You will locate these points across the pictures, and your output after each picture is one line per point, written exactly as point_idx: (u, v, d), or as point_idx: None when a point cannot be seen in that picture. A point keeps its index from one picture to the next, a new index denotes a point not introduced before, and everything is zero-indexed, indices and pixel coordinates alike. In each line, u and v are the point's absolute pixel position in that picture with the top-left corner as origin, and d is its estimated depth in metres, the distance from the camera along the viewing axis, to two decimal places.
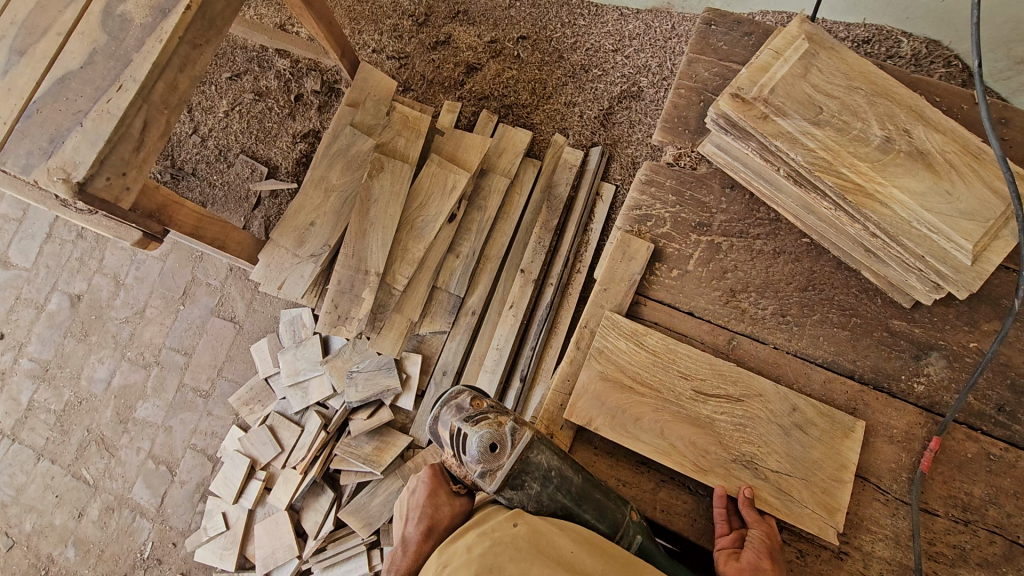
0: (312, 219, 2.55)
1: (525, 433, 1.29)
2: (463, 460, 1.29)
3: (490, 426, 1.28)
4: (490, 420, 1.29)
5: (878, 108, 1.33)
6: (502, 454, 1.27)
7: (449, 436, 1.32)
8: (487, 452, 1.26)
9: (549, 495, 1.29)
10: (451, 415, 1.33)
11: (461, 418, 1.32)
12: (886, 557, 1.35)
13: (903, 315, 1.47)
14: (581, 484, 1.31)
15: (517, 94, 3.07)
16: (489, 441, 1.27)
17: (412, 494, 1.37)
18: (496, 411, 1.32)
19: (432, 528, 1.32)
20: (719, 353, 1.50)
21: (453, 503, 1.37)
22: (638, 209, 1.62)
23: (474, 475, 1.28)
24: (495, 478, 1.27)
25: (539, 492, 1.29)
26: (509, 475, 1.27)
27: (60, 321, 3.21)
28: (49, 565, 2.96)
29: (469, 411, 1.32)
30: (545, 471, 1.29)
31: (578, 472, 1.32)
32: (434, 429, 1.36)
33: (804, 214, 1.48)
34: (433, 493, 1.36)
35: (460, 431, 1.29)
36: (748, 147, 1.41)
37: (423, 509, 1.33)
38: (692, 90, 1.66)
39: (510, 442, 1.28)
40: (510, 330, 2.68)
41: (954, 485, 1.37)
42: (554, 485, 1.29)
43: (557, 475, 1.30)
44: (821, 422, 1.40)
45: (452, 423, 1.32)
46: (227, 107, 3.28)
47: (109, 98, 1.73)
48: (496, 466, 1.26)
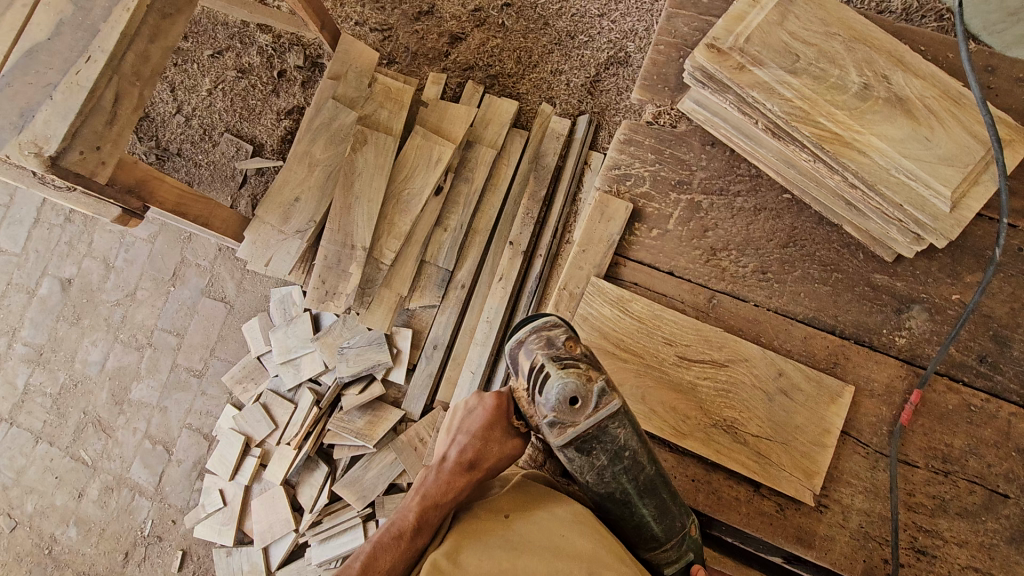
0: (297, 193, 2.54)
1: (614, 400, 1.11)
2: (535, 399, 1.12)
3: (578, 377, 1.09)
4: (581, 369, 1.10)
5: (856, 54, 1.29)
6: (582, 411, 1.09)
7: (529, 369, 1.13)
8: (566, 405, 1.08)
9: (613, 473, 1.16)
10: (539, 348, 1.13)
11: (549, 355, 1.12)
12: (865, 509, 1.36)
13: (885, 270, 1.45)
14: (652, 474, 1.19)
15: (502, 64, 3.02)
16: (572, 393, 1.08)
17: (470, 414, 1.23)
18: (589, 361, 1.13)
19: (474, 463, 1.19)
20: (700, 312, 1.49)
21: (504, 445, 1.23)
22: (617, 169, 1.59)
23: (543, 421, 1.12)
24: (564, 434, 1.10)
25: (604, 466, 1.14)
26: (581, 437, 1.09)
27: (52, 305, 3.21)
28: (52, 545, 3.00)
29: (560, 350, 1.12)
30: (618, 447, 1.13)
31: (653, 464, 1.19)
32: (513, 352, 1.16)
33: (784, 168, 1.45)
34: (489, 427, 1.22)
35: (544, 369, 1.10)
36: (725, 100, 1.38)
37: (474, 438, 1.20)
38: (671, 46, 1.62)
39: (596, 402, 1.09)
40: (500, 302, 2.67)
41: (934, 436, 1.36)
42: (622, 466, 1.15)
43: (630, 457, 1.15)
44: (807, 387, 1.39)
45: (536, 356, 1.12)
46: (209, 86, 3.23)
47: (78, 70, 1.70)
48: (571, 421, 1.09)
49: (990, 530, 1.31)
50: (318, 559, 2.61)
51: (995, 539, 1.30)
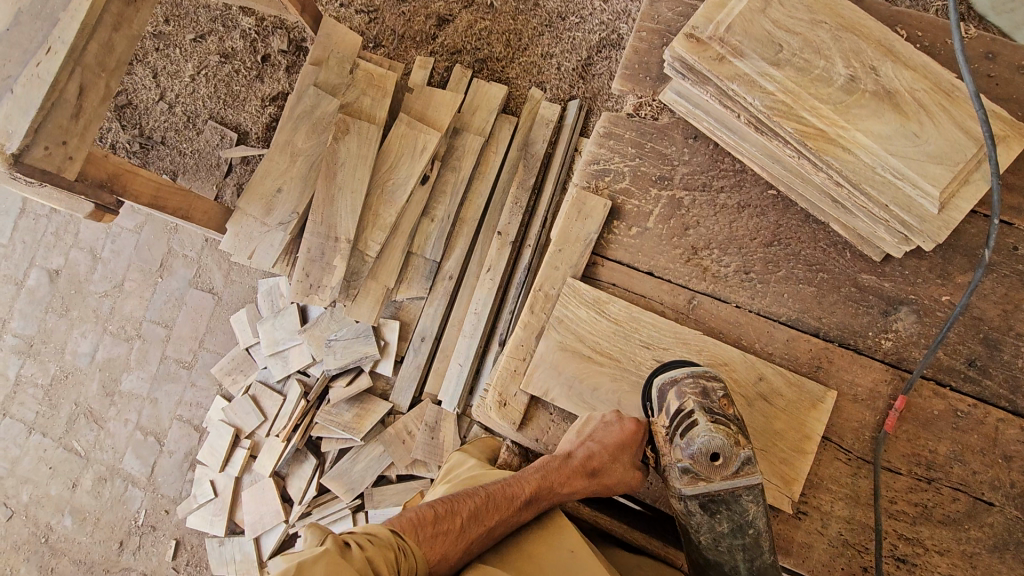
0: (280, 184, 2.49)
1: (753, 471, 1.26)
2: (675, 440, 1.28)
3: (729, 439, 1.24)
4: (730, 432, 1.25)
5: (843, 44, 1.21)
6: (720, 470, 1.25)
7: (682, 414, 1.27)
8: (705, 458, 1.25)
9: (730, 544, 1.28)
10: (696, 397, 1.27)
11: (706, 408, 1.26)
12: (845, 517, 1.32)
13: (872, 269, 1.39)
14: (768, 563, 1.27)
15: (491, 47, 2.92)
16: (716, 450, 1.24)
17: (608, 429, 1.32)
18: (739, 425, 1.27)
19: (596, 472, 1.31)
20: (679, 314, 1.44)
21: (627, 470, 1.32)
22: (596, 164, 1.53)
23: (677, 464, 1.28)
24: (693, 483, 1.27)
25: (724, 533, 1.28)
26: (710, 491, 1.26)
27: (41, 296, 3.20)
28: (48, 533, 3.05)
29: (715, 404, 1.26)
30: (744, 521, 1.26)
31: (771, 553, 1.29)
32: (666, 389, 1.31)
33: (769, 163, 1.39)
34: (621, 448, 1.30)
35: (698, 420, 1.25)
36: (706, 92, 1.32)
37: (605, 452, 1.29)
38: (654, 33, 1.54)
39: (736, 466, 1.25)
40: (487, 293, 2.63)
41: (918, 443, 1.32)
42: (742, 541, 1.27)
43: (751, 535, 1.27)
44: (788, 392, 1.34)
45: (690, 404, 1.26)
46: (192, 72, 3.14)
47: (39, 62, 1.65)
48: (705, 475, 1.26)
49: (973, 539, 1.27)
50: None
51: (977, 548, 1.27)
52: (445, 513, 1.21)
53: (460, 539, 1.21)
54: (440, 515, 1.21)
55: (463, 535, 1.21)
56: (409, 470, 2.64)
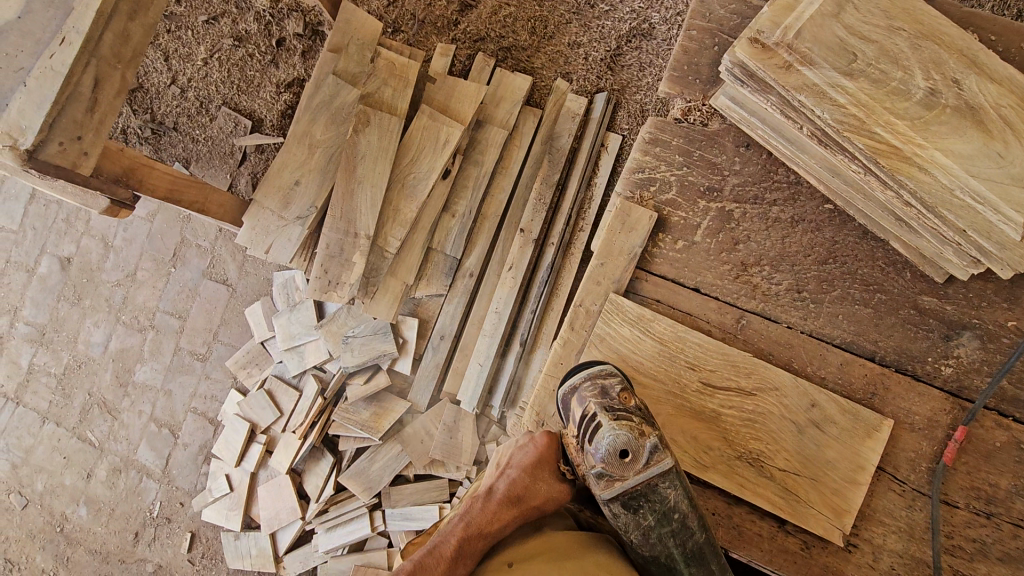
0: (297, 177, 2.41)
1: (666, 459, 1.13)
2: (584, 448, 1.17)
3: (631, 431, 1.13)
4: (633, 423, 1.14)
5: (923, 53, 1.12)
6: (631, 467, 1.12)
7: (582, 417, 1.17)
8: (615, 458, 1.12)
9: (660, 535, 1.17)
10: (592, 396, 1.18)
11: (602, 405, 1.16)
12: (897, 550, 1.28)
13: (934, 291, 1.32)
14: (701, 540, 1.18)
15: (516, 35, 2.80)
16: (622, 446, 1.12)
17: (519, 452, 1.28)
18: (641, 415, 1.16)
19: (520, 499, 1.23)
20: (727, 334, 1.37)
21: (551, 488, 1.24)
22: (641, 172, 1.45)
23: (590, 471, 1.16)
24: (611, 487, 1.14)
25: (651, 526, 1.16)
26: (629, 491, 1.13)
27: (52, 284, 3.15)
28: (64, 522, 3.05)
29: (613, 401, 1.17)
30: (667, 509, 1.15)
31: (703, 529, 1.19)
32: (567, 397, 1.22)
33: (828, 177, 1.30)
34: (537, 466, 1.24)
35: (596, 418, 1.15)
36: (767, 101, 1.23)
37: (521, 474, 1.23)
38: (705, 32, 1.44)
39: (646, 458, 1.12)
40: (509, 292, 2.55)
41: (978, 476, 1.27)
42: (670, 529, 1.16)
43: (678, 520, 1.16)
44: (841, 420, 1.29)
45: (588, 406, 1.17)
46: (205, 55, 3.03)
47: (53, 53, 1.57)
48: (620, 476, 1.13)
49: None
50: (325, 546, 2.69)
51: None
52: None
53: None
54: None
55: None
56: (428, 470, 2.63)
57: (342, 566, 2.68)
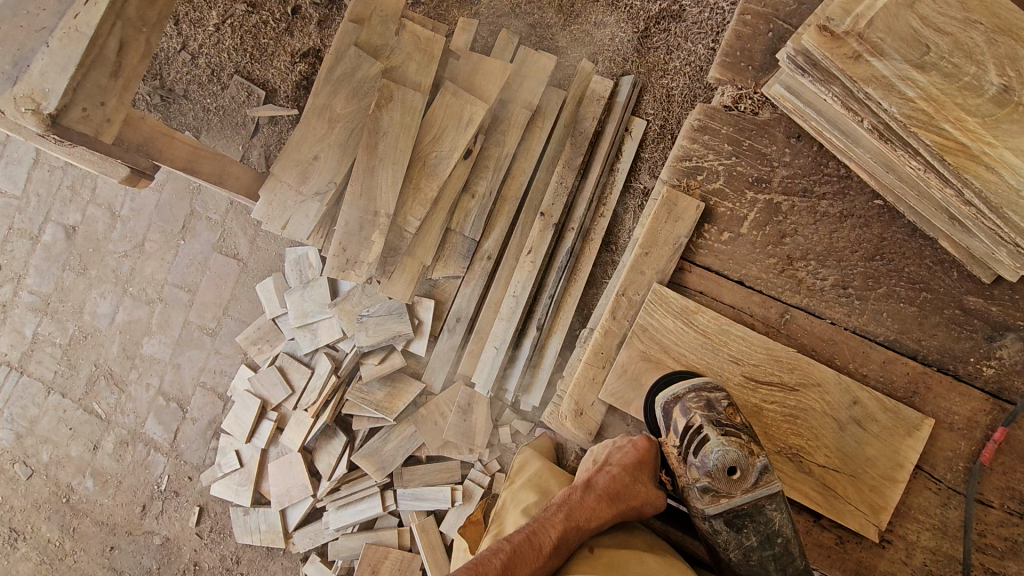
0: (316, 152, 2.35)
1: (773, 479, 1.20)
2: (689, 460, 1.24)
3: (741, 449, 1.20)
4: (742, 442, 1.21)
5: (998, 48, 1.08)
6: (739, 484, 1.19)
7: (688, 431, 1.24)
8: (723, 474, 1.19)
9: (761, 556, 1.21)
10: (700, 410, 1.24)
11: (711, 421, 1.23)
12: (930, 547, 1.30)
13: (980, 292, 1.30)
14: (801, 568, 1.20)
15: (543, 12, 2.73)
16: (732, 463, 1.19)
17: (619, 450, 1.30)
18: (749, 434, 1.23)
19: (618, 496, 1.25)
20: (770, 328, 1.37)
21: (650, 491, 1.28)
22: (688, 160, 1.43)
23: (694, 484, 1.23)
24: (716, 503, 1.21)
25: (753, 547, 1.21)
26: (735, 507, 1.20)
27: (57, 253, 3.09)
28: (69, 494, 3.05)
29: (720, 415, 1.23)
30: (771, 531, 1.20)
31: (803, 557, 1.22)
32: (669, 406, 1.28)
33: (880, 171, 1.28)
34: (638, 467, 1.28)
35: (705, 433, 1.22)
36: (829, 92, 1.20)
37: (622, 472, 1.26)
38: (759, 17, 1.40)
39: (755, 478, 1.19)
40: (527, 276, 2.52)
41: (1014, 477, 1.27)
42: (772, 551, 1.20)
43: (780, 544, 1.20)
44: (883, 417, 1.28)
45: (695, 418, 1.23)
46: (217, 20, 2.93)
47: (77, 13, 1.49)
48: (726, 492, 1.20)
49: None
50: (336, 524, 2.70)
51: None
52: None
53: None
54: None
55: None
56: (440, 452, 2.63)
57: (353, 543, 2.70)
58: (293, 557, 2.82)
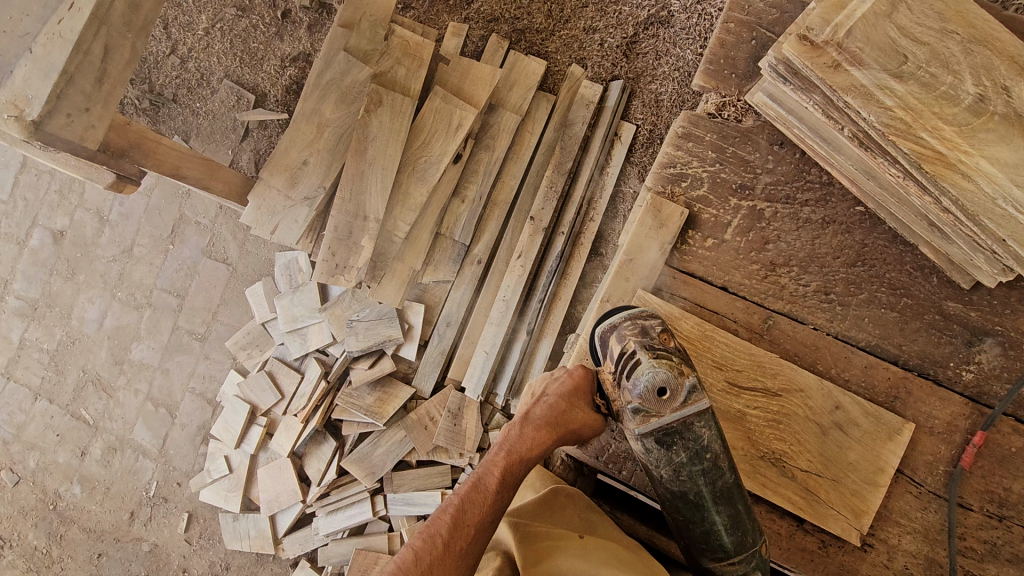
0: (305, 156, 2.35)
1: (702, 398, 1.14)
2: (621, 383, 1.16)
3: (670, 369, 1.12)
4: (673, 363, 1.13)
5: (975, 58, 1.10)
6: (669, 404, 1.12)
7: (620, 355, 1.16)
8: (653, 394, 1.12)
9: (690, 471, 1.15)
10: (632, 334, 1.17)
11: (642, 343, 1.15)
12: (912, 551, 1.31)
13: (960, 298, 1.31)
14: (730, 482, 1.17)
15: (532, 17, 2.74)
16: (662, 384, 1.12)
17: (554, 381, 1.26)
18: (680, 356, 1.16)
19: (558, 424, 1.22)
20: (753, 333, 1.38)
21: (588, 416, 1.26)
22: (673, 168, 1.45)
23: (626, 407, 1.15)
24: (646, 422, 1.14)
25: (683, 463, 1.15)
26: (665, 427, 1.13)
27: (45, 258, 3.07)
28: (57, 500, 3.03)
29: (653, 340, 1.16)
30: (700, 447, 1.14)
31: (731, 471, 1.18)
32: (606, 335, 1.21)
33: (862, 178, 1.29)
34: (574, 394, 1.25)
35: (636, 356, 1.14)
36: (810, 100, 1.21)
37: (559, 400, 1.23)
38: (742, 25, 1.41)
39: (683, 397, 1.12)
40: (517, 280, 2.52)
41: (993, 480, 1.28)
42: (701, 467, 1.15)
43: (710, 459, 1.15)
44: (864, 422, 1.30)
45: (628, 343, 1.15)
46: (206, 24, 2.93)
47: (62, 18, 1.49)
48: (656, 411, 1.13)
49: None
50: (326, 529, 2.69)
51: None
52: (423, 542, 1.02)
53: (450, 563, 1.03)
54: (418, 550, 1.02)
55: (451, 556, 1.03)
56: (430, 457, 2.62)
57: (342, 549, 2.69)
58: (283, 563, 2.81)
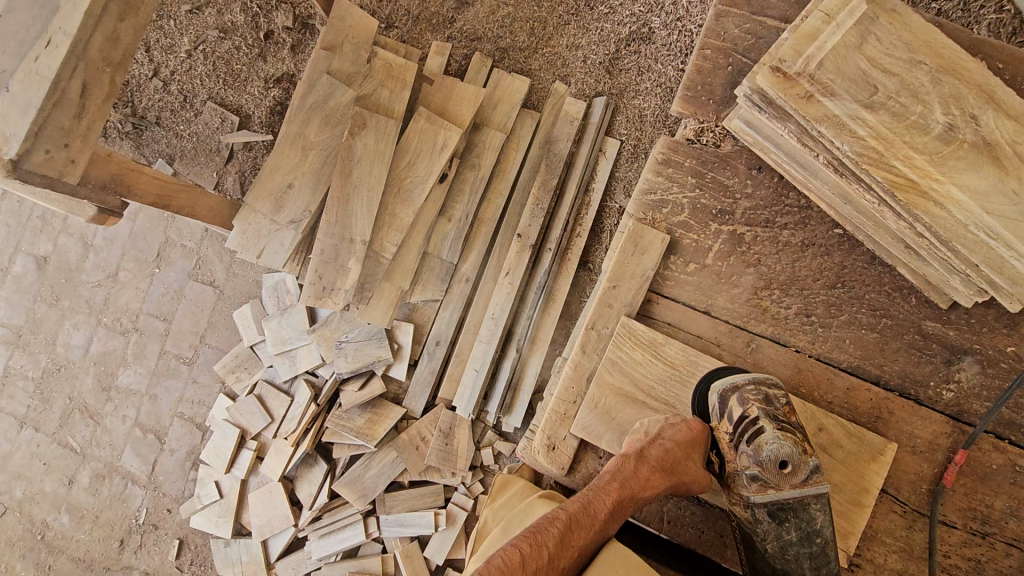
0: (290, 180, 2.34)
1: (821, 480, 1.17)
2: (740, 448, 1.17)
3: (796, 446, 1.15)
4: (796, 439, 1.16)
5: (942, 88, 1.13)
6: (789, 478, 1.14)
7: (745, 419, 1.17)
8: (776, 467, 1.14)
9: (797, 553, 1.15)
10: (759, 402, 1.18)
11: (770, 414, 1.17)
12: (898, 569, 1.32)
13: (937, 317, 1.33)
14: (834, 572, 1.16)
15: (514, 35, 2.75)
16: (785, 457, 1.14)
17: (673, 426, 1.21)
18: (802, 432, 1.19)
19: (674, 472, 1.16)
20: (736, 356, 1.40)
21: (700, 473, 1.20)
22: (653, 194, 1.47)
23: (743, 472, 1.16)
24: (762, 492, 1.15)
25: (791, 542, 1.15)
26: (782, 499, 1.15)
27: (28, 284, 3.04)
28: (44, 530, 2.98)
29: (778, 410, 1.18)
30: (812, 530, 1.15)
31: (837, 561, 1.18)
32: (726, 395, 1.21)
33: (839, 203, 1.31)
34: (692, 444, 1.19)
35: (763, 425, 1.15)
36: (785, 128, 1.23)
37: (678, 446, 1.18)
38: (719, 51, 1.43)
39: (805, 475, 1.15)
40: (506, 298, 2.52)
41: (975, 497, 1.30)
42: (809, 551, 1.15)
43: (819, 544, 1.15)
44: (847, 443, 1.31)
45: (754, 409, 1.17)
46: (189, 46, 2.91)
47: (38, 56, 1.49)
48: (775, 484, 1.15)
49: None
50: (318, 553, 2.67)
51: None
52: (532, 547, 1.01)
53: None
54: (529, 552, 1.00)
55: (553, 569, 1.02)
56: (423, 477, 2.61)
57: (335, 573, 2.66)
58: None
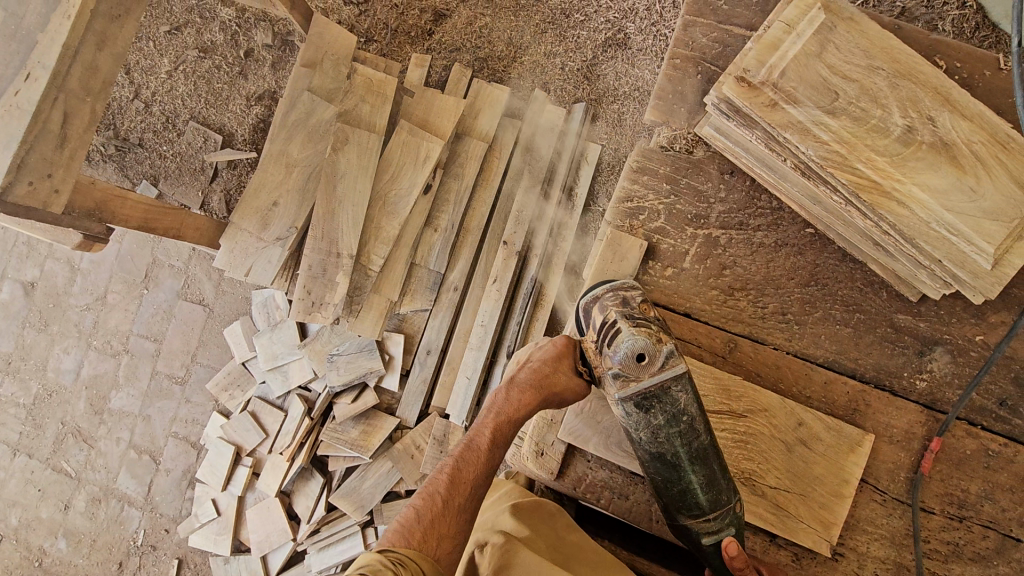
0: (275, 198, 2.35)
1: (679, 363, 1.18)
2: (603, 351, 1.21)
3: (649, 337, 1.17)
4: (651, 331, 1.18)
5: (900, 92, 1.18)
6: (647, 368, 1.16)
7: (603, 324, 1.22)
8: (632, 360, 1.16)
9: (668, 434, 1.20)
10: (613, 305, 1.22)
11: (622, 313, 1.21)
12: (880, 557, 1.36)
13: (909, 309, 1.38)
14: (705, 443, 1.22)
15: (493, 44, 2.79)
16: (640, 350, 1.16)
17: (538, 349, 1.30)
18: (659, 324, 1.21)
19: (545, 388, 1.26)
20: (717, 356, 1.43)
21: (574, 383, 1.29)
22: (630, 202, 1.51)
23: (607, 373, 1.20)
24: (625, 387, 1.19)
25: (661, 427, 1.20)
26: (645, 391, 1.18)
27: (16, 311, 3.03)
28: (42, 557, 2.98)
29: (632, 310, 1.21)
30: (677, 411, 1.19)
31: (709, 433, 1.23)
32: (589, 307, 1.27)
33: (809, 204, 1.35)
34: (558, 360, 1.28)
35: (616, 325, 1.19)
36: (753, 134, 1.26)
37: (543, 365, 1.27)
38: (688, 60, 1.47)
39: (662, 362, 1.17)
40: (494, 305, 2.54)
41: (951, 482, 1.35)
42: (678, 429, 1.20)
43: (686, 422, 1.20)
44: (826, 436, 1.35)
45: (610, 313, 1.21)
46: (170, 67, 2.93)
47: (18, 89, 1.51)
48: (635, 377, 1.17)
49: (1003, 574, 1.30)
50: (318, 566, 2.67)
51: None
52: (424, 501, 1.13)
53: (449, 519, 1.14)
54: (420, 506, 1.13)
55: (450, 510, 1.14)
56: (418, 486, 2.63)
57: None
58: None
